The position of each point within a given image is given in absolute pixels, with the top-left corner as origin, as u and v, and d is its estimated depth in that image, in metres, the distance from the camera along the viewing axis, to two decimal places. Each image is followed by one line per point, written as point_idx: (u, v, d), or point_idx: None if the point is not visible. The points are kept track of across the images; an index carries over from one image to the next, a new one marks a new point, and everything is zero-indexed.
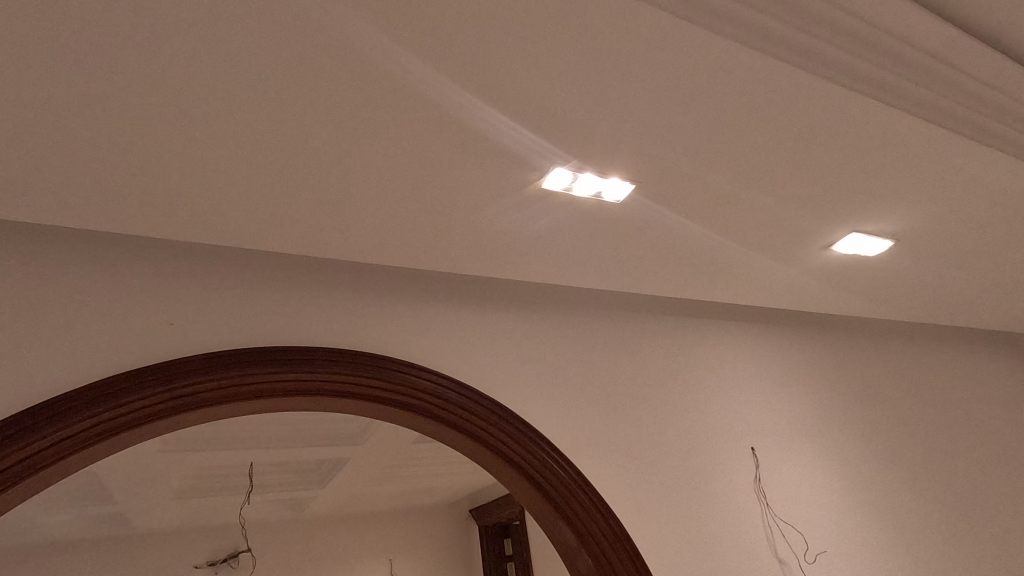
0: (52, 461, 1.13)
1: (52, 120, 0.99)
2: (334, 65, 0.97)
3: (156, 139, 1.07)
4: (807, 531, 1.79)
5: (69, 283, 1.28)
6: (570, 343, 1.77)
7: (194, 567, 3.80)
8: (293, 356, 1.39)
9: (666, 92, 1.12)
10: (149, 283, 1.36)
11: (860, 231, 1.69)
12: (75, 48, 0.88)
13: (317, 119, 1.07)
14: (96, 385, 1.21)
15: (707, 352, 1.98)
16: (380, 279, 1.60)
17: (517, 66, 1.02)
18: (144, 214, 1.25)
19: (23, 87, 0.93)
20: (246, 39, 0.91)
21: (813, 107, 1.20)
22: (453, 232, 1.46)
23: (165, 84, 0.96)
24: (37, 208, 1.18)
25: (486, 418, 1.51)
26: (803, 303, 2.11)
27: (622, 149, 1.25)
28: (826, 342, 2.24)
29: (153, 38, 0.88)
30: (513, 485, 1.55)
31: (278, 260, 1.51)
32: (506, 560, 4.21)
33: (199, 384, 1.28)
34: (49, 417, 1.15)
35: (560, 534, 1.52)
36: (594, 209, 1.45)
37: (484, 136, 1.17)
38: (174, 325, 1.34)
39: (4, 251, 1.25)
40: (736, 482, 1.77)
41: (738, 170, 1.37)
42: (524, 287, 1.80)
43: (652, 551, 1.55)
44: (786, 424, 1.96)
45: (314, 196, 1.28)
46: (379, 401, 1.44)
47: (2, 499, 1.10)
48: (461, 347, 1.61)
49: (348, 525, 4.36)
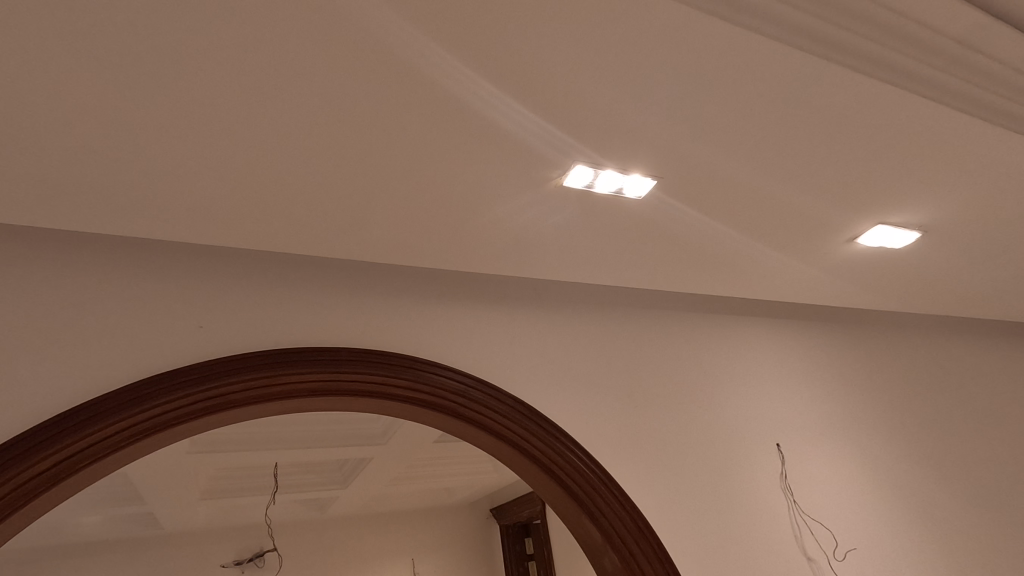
0: (91, 460, 1.17)
1: (87, 129, 1.03)
2: (357, 66, 0.98)
3: (186, 145, 1.09)
4: (836, 529, 1.77)
5: (103, 287, 1.32)
6: (592, 340, 1.77)
7: (222, 566, 3.86)
8: (319, 357, 1.41)
9: (687, 86, 1.11)
10: (179, 286, 1.39)
11: (886, 223, 1.66)
12: (108, 56, 0.91)
13: (342, 119, 1.09)
14: (131, 387, 1.24)
15: (730, 348, 1.96)
16: (401, 279, 1.61)
17: (538, 63, 1.02)
18: (174, 218, 1.28)
19: (58, 96, 0.96)
20: (273, 43, 0.92)
21: (837, 97, 1.19)
22: (474, 231, 1.47)
23: (193, 89, 0.98)
24: (72, 214, 1.22)
25: (509, 416, 1.51)
26: (827, 297, 2.08)
27: (643, 145, 1.25)
28: (852, 337, 2.21)
29: (184, 45, 0.91)
30: (537, 483, 1.55)
31: (302, 262, 1.53)
32: (528, 559, 4.22)
33: (230, 385, 1.31)
34: (87, 418, 1.18)
35: (586, 532, 1.52)
36: (616, 205, 1.45)
37: (505, 133, 1.17)
38: (204, 327, 1.37)
39: (41, 257, 1.29)
40: (762, 480, 1.75)
41: (761, 163, 1.36)
42: (546, 285, 1.80)
43: (678, 548, 1.54)
44: (813, 419, 1.94)
45: (339, 197, 1.29)
46: (404, 400, 1.45)
47: (45, 498, 1.14)
48: (483, 346, 1.61)
49: (371, 525, 4.41)
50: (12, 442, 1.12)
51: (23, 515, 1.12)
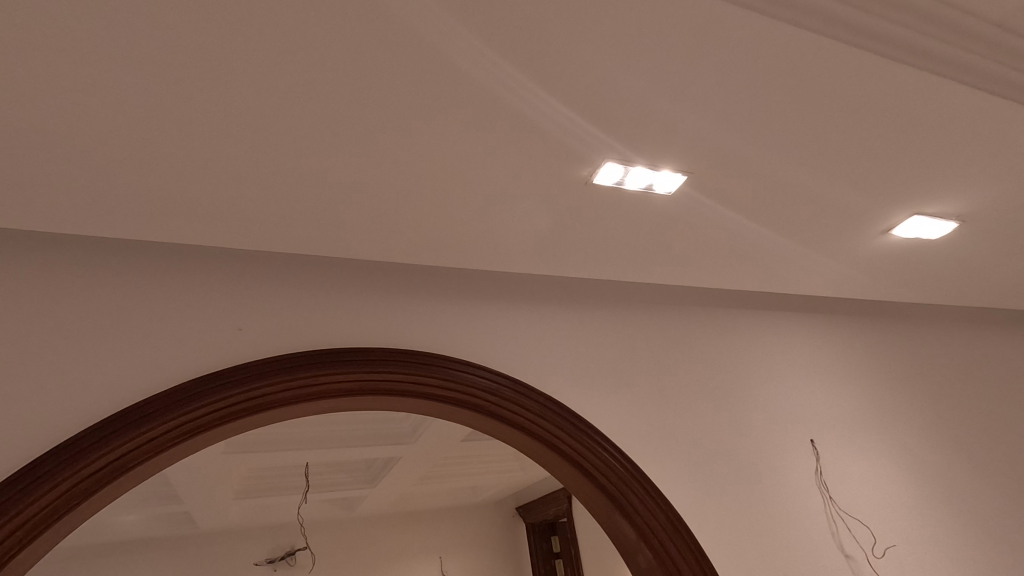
0: (139, 461, 1.20)
1: (134, 139, 1.07)
2: (392, 68, 1.00)
3: (226, 152, 1.13)
4: (874, 525, 1.74)
5: (147, 293, 1.36)
6: (621, 337, 1.76)
7: (255, 564, 3.95)
8: (354, 357, 1.43)
9: (718, 81, 1.11)
10: (217, 290, 1.43)
11: (922, 214, 1.63)
12: (156, 67, 0.94)
13: (378, 122, 1.11)
14: (177, 389, 1.28)
15: (760, 342, 1.94)
16: (431, 279, 1.63)
17: (571, 60, 1.03)
18: (214, 224, 1.32)
19: (109, 109, 1.00)
20: (311, 48, 0.94)
21: (872, 86, 1.17)
22: (504, 230, 1.48)
23: (235, 97, 1.01)
24: (120, 220, 1.26)
25: (541, 414, 1.52)
26: (860, 291, 2.04)
27: (673, 140, 1.25)
28: (886, 331, 2.17)
29: (227, 55, 0.93)
30: (570, 480, 1.55)
31: (335, 264, 1.56)
32: (555, 557, 4.24)
33: (269, 386, 1.34)
34: (137, 419, 1.22)
35: (619, 529, 1.52)
36: (645, 202, 1.45)
37: (535, 132, 1.18)
38: (243, 330, 1.40)
39: (89, 264, 1.34)
40: (796, 475, 1.73)
41: (794, 155, 1.34)
42: (574, 283, 1.80)
43: (713, 545, 1.53)
44: (847, 413, 1.91)
45: (372, 199, 1.31)
46: (437, 399, 1.47)
47: (99, 497, 1.18)
48: (513, 345, 1.62)
49: (399, 524, 4.45)
50: (65, 445, 1.16)
51: (75, 516, 1.16)
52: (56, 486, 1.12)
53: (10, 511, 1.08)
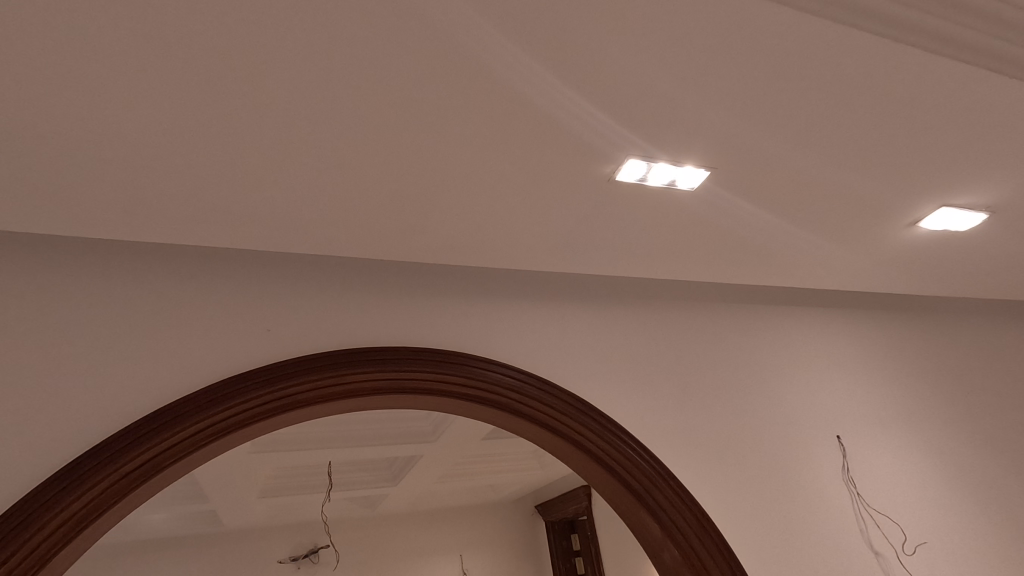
0: (172, 461, 1.23)
1: (165, 145, 1.09)
2: (417, 68, 1.01)
3: (253, 156, 1.15)
4: (904, 522, 1.72)
5: (177, 295, 1.39)
6: (643, 334, 1.76)
7: (279, 561, 4.00)
8: (380, 356, 1.45)
9: (743, 74, 1.10)
10: (244, 292, 1.45)
11: (950, 205, 1.60)
12: (189, 73, 0.95)
13: (404, 122, 1.12)
14: (208, 390, 1.30)
15: (783, 338, 1.92)
16: (453, 278, 1.64)
17: (596, 56, 1.03)
18: (242, 227, 1.34)
19: (142, 117, 1.02)
20: (340, 49, 0.95)
21: (901, 76, 1.15)
22: (525, 228, 1.48)
23: (263, 102, 1.03)
24: (152, 225, 1.29)
25: (565, 412, 1.52)
26: (886, 284, 2.01)
27: (697, 136, 1.24)
28: (912, 326, 2.13)
29: (256, 61, 0.95)
30: (594, 478, 1.55)
31: (358, 264, 1.58)
32: (575, 555, 4.24)
33: (297, 385, 1.36)
34: (170, 419, 1.25)
35: (645, 526, 1.52)
36: (668, 199, 1.44)
37: (558, 130, 1.18)
38: (272, 330, 1.43)
39: (123, 268, 1.38)
40: (823, 472, 1.71)
41: (820, 148, 1.33)
42: (595, 280, 1.80)
43: (741, 542, 1.52)
44: (873, 408, 1.88)
45: (397, 199, 1.32)
46: (462, 397, 1.48)
47: (135, 496, 1.21)
48: (537, 343, 1.63)
49: (419, 522, 4.49)
50: (99, 447, 1.18)
51: (110, 517, 1.18)
52: (91, 487, 1.15)
53: (48, 512, 1.11)
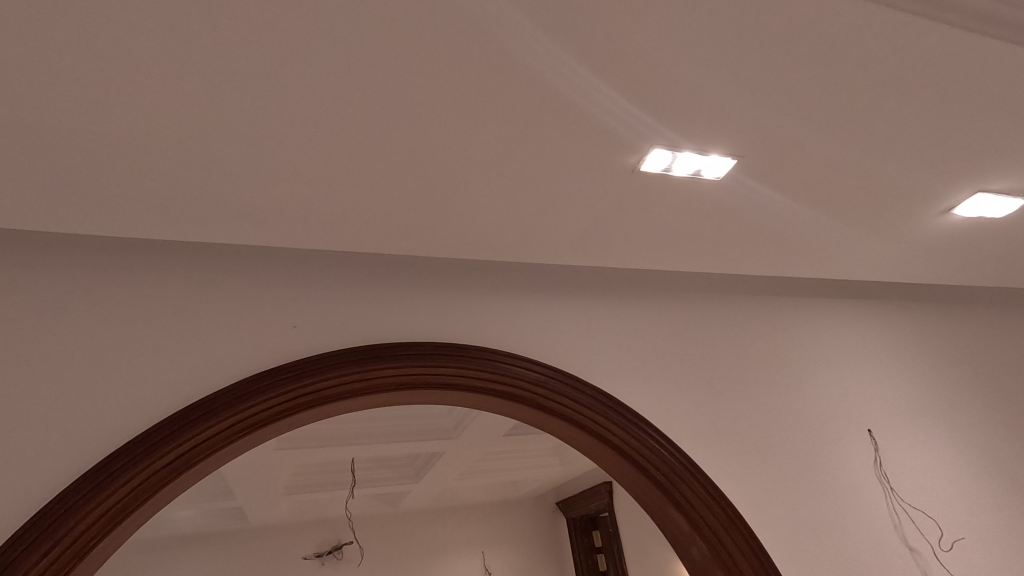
0: (199, 459, 1.24)
1: (192, 144, 1.10)
2: (440, 61, 1.00)
3: (278, 153, 1.15)
4: (939, 517, 1.67)
5: (204, 294, 1.41)
6: (667, 327, 1.74)
7: (304, 558, 4.05)
8: (404, 351, 1.45)
9: (772, 59, 1.07)
10: (269, 289, 1.46)
11: (985, 191, 1.55)
12: (213, 70, 0.95)
13: (429, 115, 1.11)
14: (236, 386, 1.31)
15: (811, 330, 1.88)
16: (475, 273, 1.64)
17: (622, 44, 1.01)
18: (267, 224, 1.35)
19: (170, 116, 1.03)
20: (366, 43, 0.94)
21: (937, 57, 1.11)
22: (548, 221, 1.47)
23: (289, 98, 1.03)
24: (179, 223, 1.31)
25: (591, 406, 1.51)
26: (917, 274, 1.96)
27: (724, 123, 1.22)
28: (943, 317, 2.08)
29: (281, 58, 0.95)
30: (620, 472, 1.54)
31: (380, 260, 1.58)
32: (597, 552, 4.23)
33: (324, 381, 1.37)
34: (199, 416, 1.26)
35: (672, 521, 1.50)
36: (693, 188, 1.42)
37: (582, 121, 1.17)
38: (298, 327, 1.44)
39: (152, 267, 1.40)
40: (855, 466, 1.67)
41: (852, 134, 1.29)
42: (617, 274, 1.78)
43: (771, 538, 1.50)
44: (905, 401, 1.84)
45: (420, 193, 1.32)
46: (485, 392, 1.47)
47: (167, 492, 1.22)
48: (560, 337, 1.61)
49: (441, 519, 4.51)
50: (127, 446, 1.19)
51: (142, 513, 1.20)
52: (121, 486, 1.16)
53: (78, 512, 1.12)
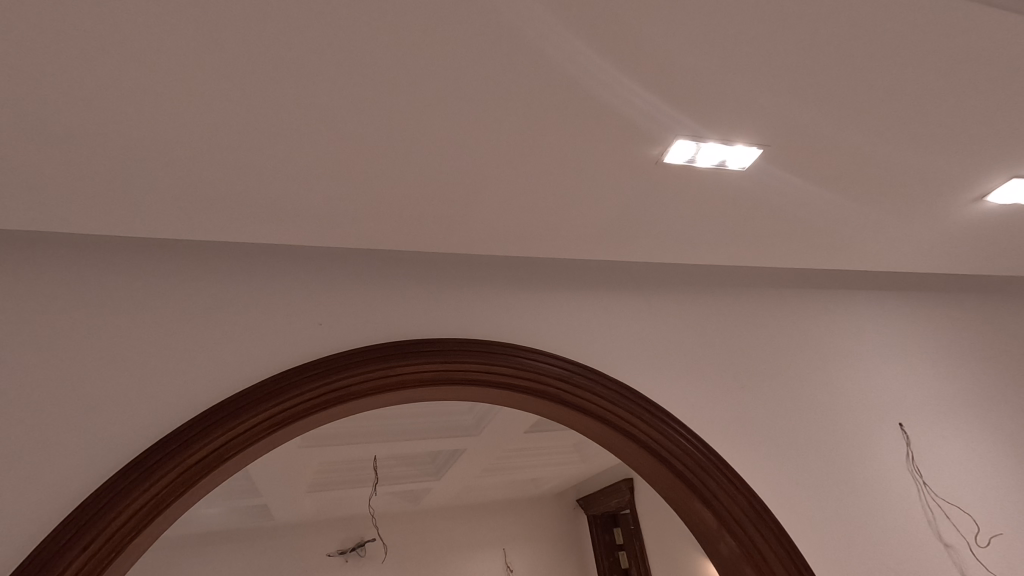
0: (227, 456, 1.25)
1: (220, 144, 1.11)
2: (464, 56, 0.99)
3: (304, 151, 1.16)
4: (975, 513, 1.63)
5: (231, 293, 1.43)
6: (691, 320, 1.72)
7: (327, 555, 4.09)
8: (428, 348, 1.45)
9: (800, 46, 1.05)
10: (295, 287, 1.48)
11: (1021, 178, 1.51)
12: (241, 70, 0.96)
13: (452, 110, 1.11)
14: (264, 384, 1.32)
15: (838, 322, 1.85)
16: (496, 270, 1.63)
17: (648, 34, 0.99)
18: (292, 222, 1.36)
19: (199, 117, 1.05)
20: (390, 40, 0.95)
21: (974, 38, 1.08)
22: (571, 215, 1.46)
23: (314, 96, 1.04)
24: (208, 223, 1.33)
25: (615, 401, 1.50)
26: (947, 264, 1.91)
27: (752, 112, 1.20)
28: (974, 308, 2.03)
29: (307, 57, 0.96)
30: (645, 467, 1.52)
31: (403, 258, 1.59)
32: (619, 549, 4.21)
33: (349, 378, 1.37)
34: (229, 413, 1.27)
35: (699, 517, 1.48)
36: (718, 179, 1.40)
37: (607, 113, 1.16)
38: (323, 324, 1.45)
39: (180, 267, 1.42)
40: (886, 461, 1.64)
41: (883, 121, 1.26)
42: (639, 267, 1.76)
43: (802, 534, 1.47)
44: (936, 394, 1.80)
45: (442, 188, 1.32)
46: (509, 388, 1.47)
47: (198, 488, 1.24)
48: (583, 332, 1.60)
49: (461, 516, 4.53)
50: (158, 444, 1.21)
51: (175, 509, 1.22)
52: (154, 483, 1.18)
53: (114, 509, 1.14)
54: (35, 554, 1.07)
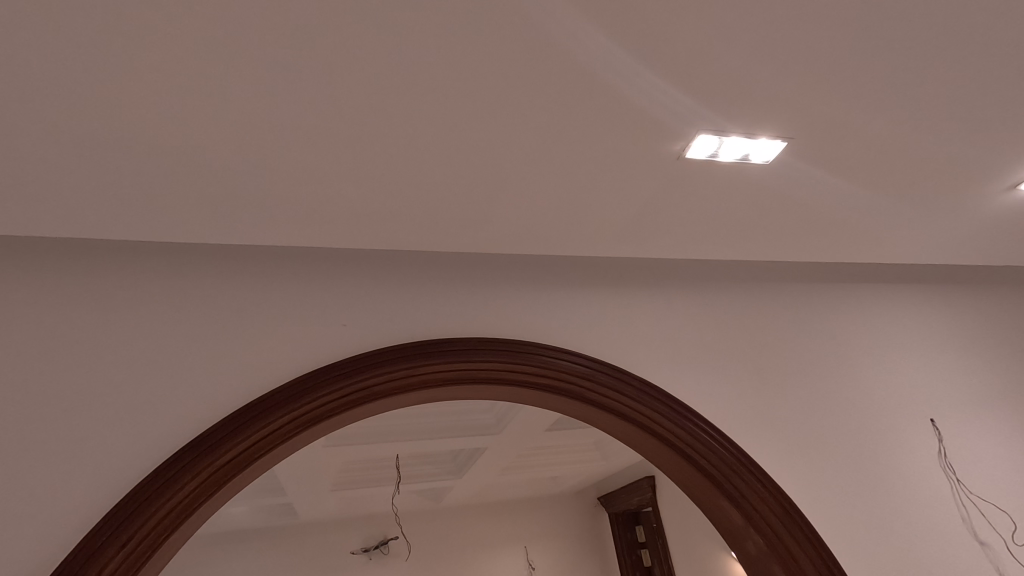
0: (257, 456, 1.28)
1: (246, 148, 1.13)
2: (485, 56, 1.00)
3: (327, 154, 1.17)
4: (1012, 510, 1.59)
5: (257, 296, 1.45)
6: (714, 316, 1.70)
7: (352, 552, 4.14)
8: (450, 347, 1.46)
9: (825, 37, 1.03)
10: (319, 288, 1.50)
11: None
12: (265, 75, 0.98)
13: (473, 110, 1.11)
14: (290, 384, 1.34)
15: (865, 316, 1.82)
16: (517, 268, 1.63)
17: (670, 28, 0.98)
18: (315, 224, 1.38)
19: (225, 123, 1.06)
20: (411, 42, 0.95)
21: (1009, 23, 1.05)
22: (592, 212, 1.46)
23: (336, 99, 1.05)
24: (234, 227, 1.35)
25: (639, 399, 1.49)
26: (979, 256, 1.86)
27: (776, 104, 1.18)
28: (1009, 300, 1.98)
29: (330, 60, 0.97)
30: (671, 465, 1.51)
31: (424, 258, 1.60)
32: (641, 547, 4.19)
33: (373, 378, 1.39)
34: (258, 413, 1.30)
35: (725, 514, 1.47)
36: (741, 174, 1.38)
37: (628, 109, 1.15)
38: (347, 324, 1.47)
39: (208, 270, 1.45)
40: (917, 457, 1.61)
41: (912, 110, 1.23)
42: (661, 264, 1.75)
43: (831, 531, 1.45)
44: (969, 389, 1.76)
45: (463, 188, 1.32)
46: (532, 386, 1.47)
47: (230, 487, 1.26)
48: (605, 329, 1.60)
49: (483, 514, 4.55)
50: (190, 445, 1.24)
51: (208, 508, 1.24)
52: (187, 483, 1.20)
53: (150, 507, 1.16)
54: (77, 551, 1.10)
